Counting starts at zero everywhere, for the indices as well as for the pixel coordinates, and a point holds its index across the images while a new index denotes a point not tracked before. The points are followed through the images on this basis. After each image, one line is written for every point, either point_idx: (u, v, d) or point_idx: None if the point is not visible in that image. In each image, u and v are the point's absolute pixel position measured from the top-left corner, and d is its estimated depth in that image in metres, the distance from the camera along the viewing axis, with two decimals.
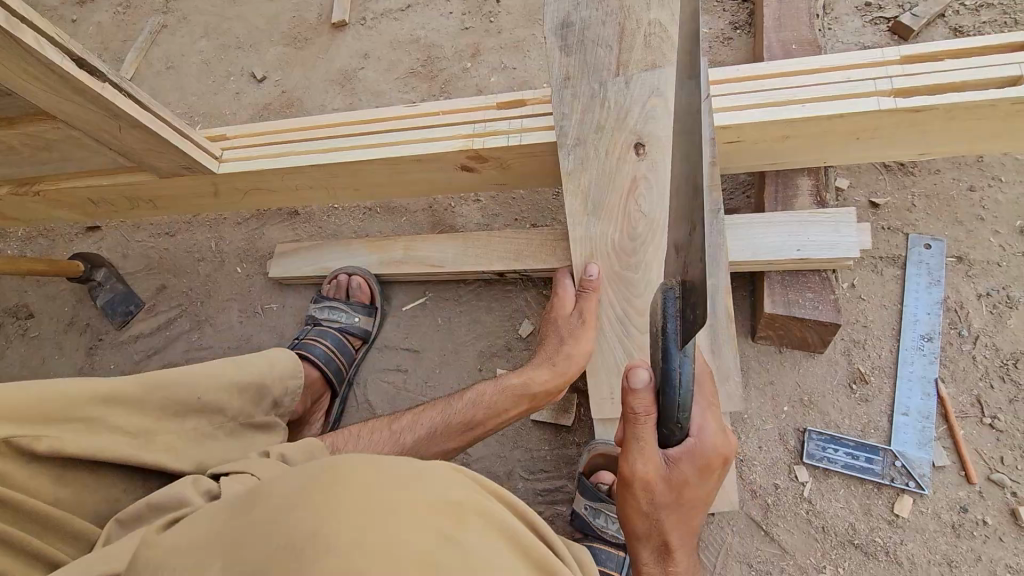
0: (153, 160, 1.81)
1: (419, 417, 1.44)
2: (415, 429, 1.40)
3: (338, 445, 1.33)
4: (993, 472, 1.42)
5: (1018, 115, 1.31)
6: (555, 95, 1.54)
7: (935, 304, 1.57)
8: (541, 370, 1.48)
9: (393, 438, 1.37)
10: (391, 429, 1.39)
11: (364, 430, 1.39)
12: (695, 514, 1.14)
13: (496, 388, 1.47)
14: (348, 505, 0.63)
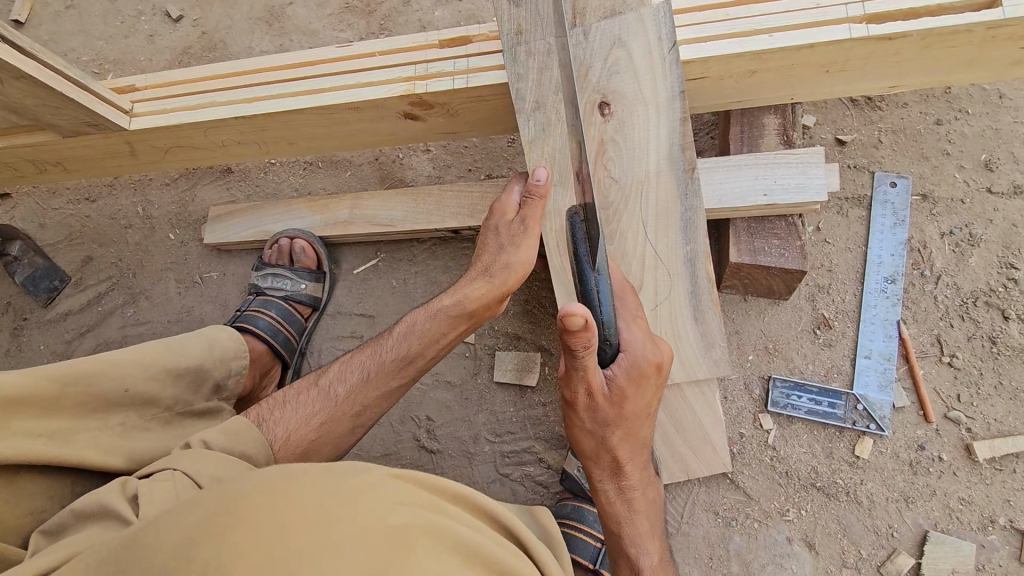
0: (50, 116, 1.59)
1: (345, 364, 1.27)
2: (346, 377, 1.24)
3: (264, 414, 1.17)
4: (949, 410, 1.44)
5: (993, 41, 1.23)
6: (505, 55, 1.32)
7: (899, 245, 1.54)
8: (474, 283, 1.31)
9: (323, 393, 1.22)
10: (317, 384, 1.23)
11: (288, 392, 1.23)
12: (642, 426, 1.18)
13: (426, 312, 1.31)
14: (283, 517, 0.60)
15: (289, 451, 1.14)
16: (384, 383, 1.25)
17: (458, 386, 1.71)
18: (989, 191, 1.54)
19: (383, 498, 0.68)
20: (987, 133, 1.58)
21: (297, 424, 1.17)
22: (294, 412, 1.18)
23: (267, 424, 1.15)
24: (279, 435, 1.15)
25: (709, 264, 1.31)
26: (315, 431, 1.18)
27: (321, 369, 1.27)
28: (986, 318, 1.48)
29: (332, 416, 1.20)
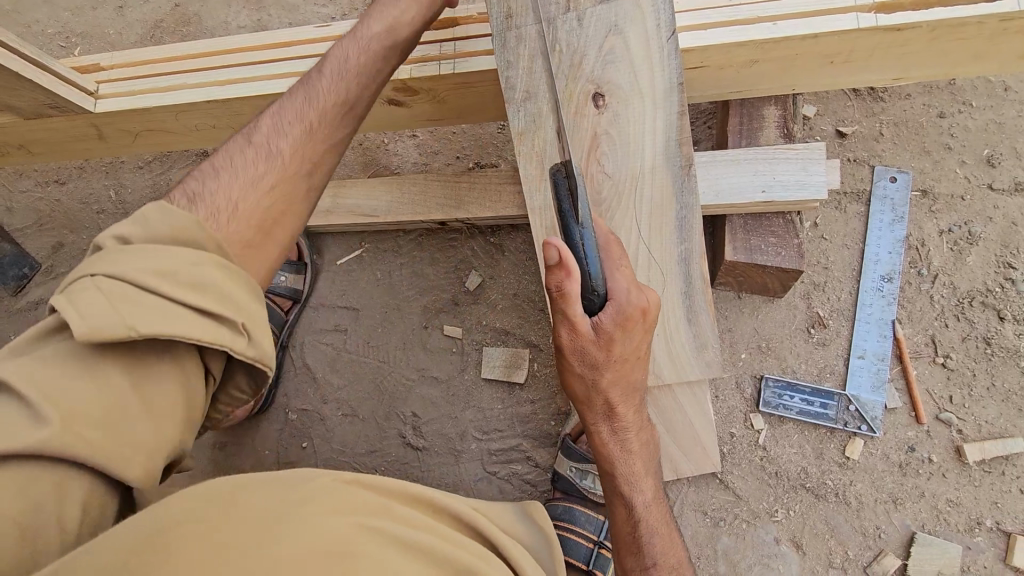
0: (9, 97, 1.50)
1: (286, 102, 0.96)
2: (288, 127, 0.92)
3: (195, 192, 0.84)
4: (941, 411, 1.43)
5: (1004, 33, 1.18)
6: (495, 41, 1.25)
7: (897, 243, 1.51)
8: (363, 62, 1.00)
9: (263, 153, 0.88)
10: (253, 144, 0.90)
11: (212, 166, 0.88)
12: (634, 365, 1.04)
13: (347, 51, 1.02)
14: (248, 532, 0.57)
15: (237, 227, 0.81)
16: (329, 136, 0.94)
17: (445, 382, 1.67)
18: (991, 187, 1.50)
19: (332, 505, 0.65)
20: (991, 127, 1.53)
21: (240, 227, 0.82)
22: (232, 177, 0.85)
23: (200, 201, 0.82)
24: (222, 206, 0.82)
25: (703, 264, 1.27)
26: (264, 200, 0.85)
27: (249, 123, 0.93)
28: (982, 318, 1.45)
29: (283, 180, 0.88)
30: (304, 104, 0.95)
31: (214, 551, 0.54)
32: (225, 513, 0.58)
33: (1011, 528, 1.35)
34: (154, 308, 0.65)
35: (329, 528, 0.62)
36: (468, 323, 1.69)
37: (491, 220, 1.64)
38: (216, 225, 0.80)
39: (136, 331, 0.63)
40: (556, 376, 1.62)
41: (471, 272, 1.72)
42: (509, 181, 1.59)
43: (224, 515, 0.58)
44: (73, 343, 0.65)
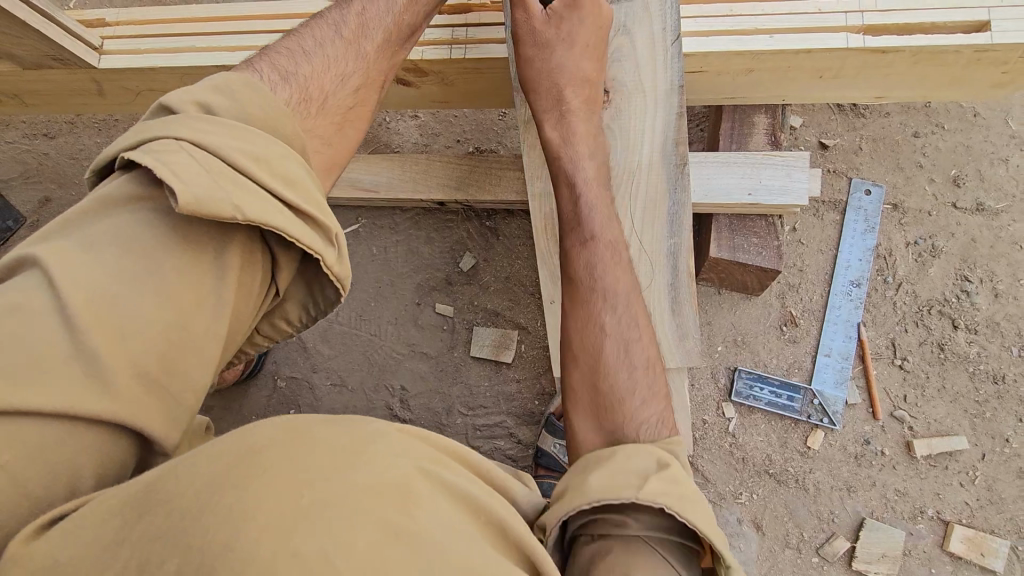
0: (12, 45, 1.49)
1: (367, 6, 1.03)
2: (372, 34, 1.01)
3: (286, 70, 0.90)
4: (896, 409, 1.55)
5: (978, 63, 1.28)
6: (511, 29, 1.31)
7: (867, 251, 1.61)
8: (397, 23, 1.03)
9: (350, 52, 0.98)
10: (341, 39, 0.98)
11: (296, 46, 0.96)
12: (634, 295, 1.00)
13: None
14: (280, 477, 0.51)
15: (325, 119, 0.92)
16: (392, 58, 1.05)
17: (434, 358, 1.73)
18: (955, 206, 1.62)
19: (390, 444, 0.60)
20: (960, 150, 1.65)
21: (327, 119, 0.92)
22: (322, 64, 0.94)
23: (294, 79, 0.90)
24: (313, 92, 0.91)
25: (690, 259, 1.31)
26: (348, 96, 0.96)
27: (333, 17, 1.01)
28: (938, 325, 1.57)
29: (362, 84, 0.99)
30: (383, 15, 1.02)
31: (269, 500, 0.48)
32: (288, 446, 0.54)
33: (949, 517, 1.48)
34: (247, 192, 0.70)
35: (387, 466, 0.57)
36: (460, 303, 1.75)
37: (488, 204, 1.69)
38: (306, 114, 0.89)
39: (241, 213, 0.69)
40: (543, 358, 1.69)
41: (466, 254, 1.77)
42: (509, 167, 1.64)
43: (295, 446, 0.54)
44: (125, 253, 0.68)
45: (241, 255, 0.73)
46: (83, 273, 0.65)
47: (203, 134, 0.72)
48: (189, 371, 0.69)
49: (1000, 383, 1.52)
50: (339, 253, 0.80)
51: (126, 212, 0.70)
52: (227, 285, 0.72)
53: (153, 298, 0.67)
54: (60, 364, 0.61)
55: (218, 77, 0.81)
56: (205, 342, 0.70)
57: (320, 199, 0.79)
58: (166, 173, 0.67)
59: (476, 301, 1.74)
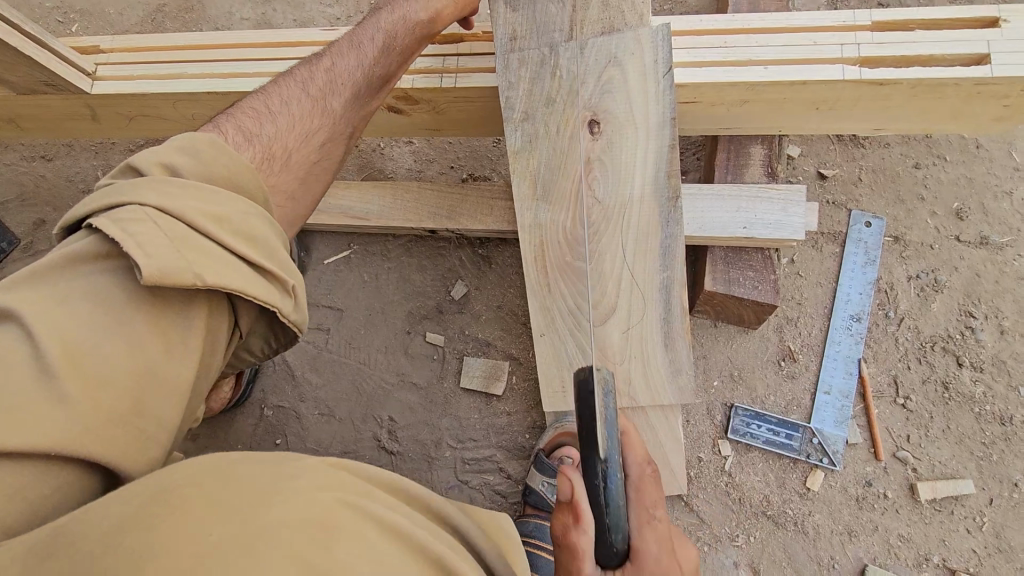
0: (6, 71, 1.49)
1: (337, 61, 1.02)
2: (340, 90, 0.99)
3: (250, 130, 0.89)
4: (899, 450, 1.49)
5: (978, 96, 1.25)
6: (499, 62, 1.30)
7: (868, 285, 1.57)
8: (366, 81, 1.02)
9: (316, 109, 0.96)
10: (309, 96, 0.97)
11: (265, 105, 0.94)
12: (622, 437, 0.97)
13: (352, 48, 1.03)
14: (196, 510, 0.52)
15: (287, 177, 0.90)
16: (362, 109, 1.03)
17: (424, 388, 1.69)
18: (958, 239, 1.58)
19: (318, 478, 0.60)
20: (962, 182, 1.61)
21: (289, 178, 0.91)
22: (288, 122, 0.93)
23: (258, 140, 0.88)
24: (276, 152, 0.89)
25: (684, 293, 1.28)
26: (311, 154, 0.94)
27: (303, 71, 1.00)
28: (942, 363, 1.52)
29: (329, 139, 0.97)
30: (353, 67, 1.01)
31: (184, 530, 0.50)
32: (208, 480, 0.55)
33: (956, 565, 1.41)
34: (212, 261, 0.69)
35: (311, 497, 0.57)
36: (451, 332, 1.72)
37: (480, 233, 1.67)
38: (268, 174, 0.87)
39: (203, 281, 0.68)
40: (533, 390, 1.65)
41: (458, 282, 1.74)
42: (502, 196, 1.62)
43: (224, 483, 0.55)
44: (92, 315, 0.65)
45: (208, 312, 0.72)
46: (55, 328, 0.62)
47: (169, 199, 0.70)
48: (153, 431, 0.66)
49: (1007, 425, 1.47)
50: (297, 301, 0.80)
51: (90, 268, 0.68)
52: (194, 342, 0.70)
53: (126, 354, 0.65)
54: (28, 426, 0.57)
55: (183, 137, 0.79)
56: (170, 401, 0.67)
57: (281, 254, 0.79)
58: (129, 244, 0.66)
59: (466, 330, 1.71)
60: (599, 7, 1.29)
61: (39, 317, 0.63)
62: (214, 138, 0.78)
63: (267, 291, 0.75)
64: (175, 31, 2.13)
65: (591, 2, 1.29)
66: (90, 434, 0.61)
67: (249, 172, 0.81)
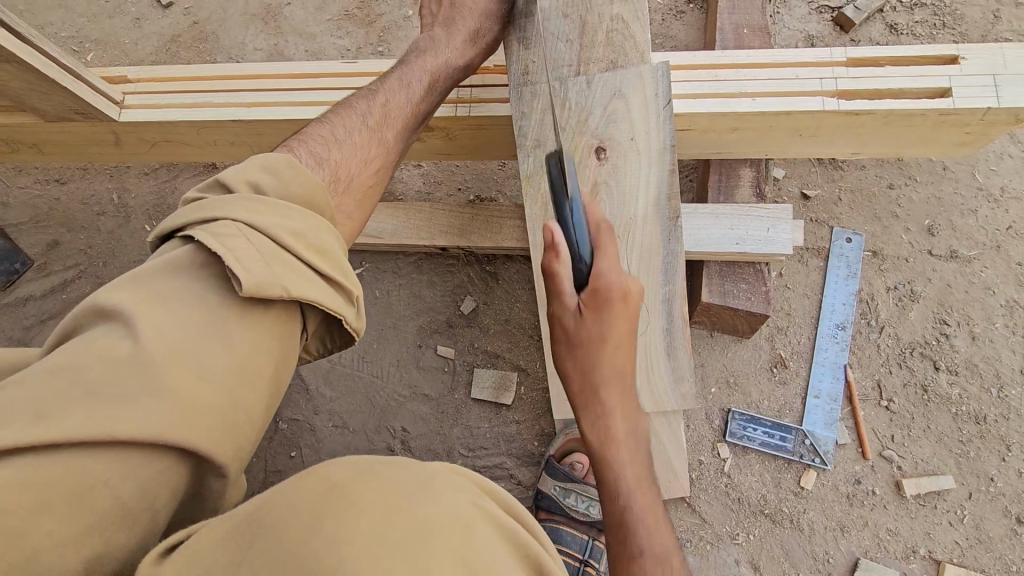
0: (35, 100, 1.56)
1: (389, 97, 1.21)
2: (392, 122, 1.18)
3: (320, 155, 1.02)
4: (885, 449, 1.60)
5: (943, 125, 1.39)
6: (511, 93, 1.40)
7: (851, 295, 1.69)
8: (411, 113, 1.23)
9: (373, 138, 1.13)
10: (367, 127, 1.14)
11: (328, 132, 1.09)
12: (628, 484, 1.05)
13: (400, 85, 1.24)
14: (361, 512, 0.53)
15: (347, 199, 1.04)
16: (406, 140, 1.22)
17: (435, 399, 1.77)
18: (930, 253, 1.71)
19: (453, 489, 0.61)
20: (932, 201, 1.76)
21: (349, 200, 1.05)
22: (352, 147, 1.08)
23: (327, 164, 1.02)
24: (341, 173, 1.04)
25: (683, 305, 1.38)
26: (370, 177, 1.10)
27: (359, 105, 1.17)
28: (920, 367, 1.63)
29: (382, 165, 1.14)
30: (403, 104, 1.22)
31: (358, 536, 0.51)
32: (358, 484, 0.57)
33: (940, 556, 1.51)
34: (297, 275, 0.78)
35: (452, 504, 0.58)
36: (463, 345, 1.80)
37: (489, 250, 1.76)
38: (335, 193, 1.02)
39: (288, 292, 0.76)
40: (542, 399, 1.73)
41: (467, 297, 1.83)
42: (510, 216, 1.72)
43: (361, 484, 0.57)
44: (190, 315, 0.71)
45: (286, 315, 0.80)
46: (155, 324, 0.68)
47: (257, 216, 0.79)
48: (242, 423, 0.71)
49: (982, 424, 1.58)
50: (359, 313, 0.88)
51: (184, 277, 0.75)
52: (273, 340, 0.77)
53: (219, 347, 0.71)
54: (137, 412, 0.62)
55: (262, 157, 0.88)
56: (256, 395, 0.73)
57: (345, 263, 0.87)
58: (227, 255, 0.74)
59: (476, 344, 1.80)
60: (603, 46, 1.38)
61: (140, 317, 0.68)
62: (286, 167, 0.88)
63: (338, 302, 0.83)
64: (189, 60, 2.22)
65: (595, 41, 1.38)
66: (185, 423, 0.64)
67: (321, 189, 0.91)
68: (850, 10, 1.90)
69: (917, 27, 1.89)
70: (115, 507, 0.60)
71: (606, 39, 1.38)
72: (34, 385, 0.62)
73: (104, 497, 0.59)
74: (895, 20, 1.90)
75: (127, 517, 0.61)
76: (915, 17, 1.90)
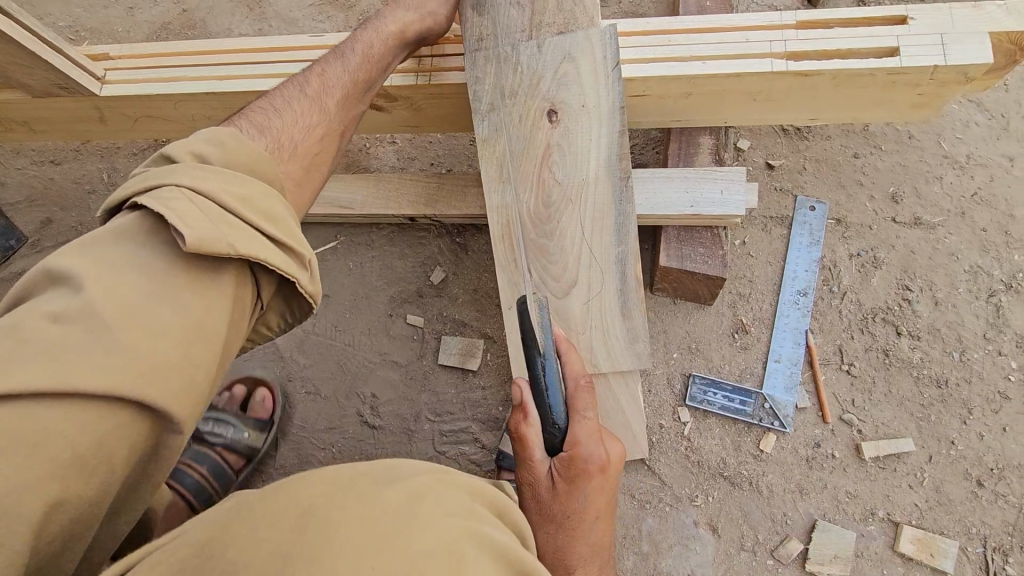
0: (20, 75, 1.64)
1: (327, 69, 1.27)
2: (332, 89, 1.24)
3: (262, 125, 1.09)
4: (844, 413, 1.60)
5: (893, 85, 1.40)
6: (466, 59, 1.43)
7: (813, 262, 1.70)
8: (350, 82, 1.27)
9: (314, 106, 1.19)
10: (308, 96, 1.20)
11: (271, 105, 1.16)
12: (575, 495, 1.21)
13: (336, 58, 1.29)
14: (352, 524, 0.71)
15: (293, 164, 1.09)
16: (351, 110, 1.27)
17: (404, 366, 1.81)
18: (894, 220, 1.72)
19: (436, 499, 0.78)
20: (897, 169, 1.76)
21: (295, 165, 1.09)
22: (291, 117, 1.14)
23: (269, 132, 1.09)
24: (282, 139, 1.10)
25: (637, 264, 1.41)
26: (314, 144, 1.15)
27: (300, 79, 1.24)
28: (882, 332, 1.64)
29: (327, 131, 1.19)
30: (341, 74, 1.27)
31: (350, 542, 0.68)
32: (352, 499, 0.75)
33: (899, 518, 1.51)
34: (240, 233, 0.83)
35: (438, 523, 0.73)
36: (431, 314, 1.84)
37: (457, 220, 1.80)
38: (278, 157, 1.07)
39: (234, 249, 0.82)
40: (508, 365, 1.76)
41: (437, 268, 1.87)
42: (475, 184, 1.75)
43: (353, 500, 0.74)
44: (145, 278, 0.77)
45: (238, 276, 0.85)
46: (106, 288, 0.73)
47: (203, 184, 0.85)
48: (197, 382, 0.76)
49: (943, 388, 1.58)
50: (312, 273, 0.94)
51: (132, 245, 0.80)
52: (226, 299, 0.82)
53: (173, 312, 0.76)
54: (91, 369, 0.68)
55: (206, 132, 0.94)
56: (210, 351, 0.78)
57: (296, 231, 0.94)
58: (172, 216, 0.79)
59: (445, 313, 1.83)
60: (554, 12, 1.42)
61: (89, 281, 0.73)
62: (229, 138, 0.95)
63: (286, 261, 0.89)
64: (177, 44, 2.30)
65: (546, 8, 1.42)
66: (136, 379, 0.70)
67: (264, 158, 0.97)
68: None
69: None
70: (66, 460, 0.65)
71: (557, 5, 1.42)
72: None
73: (55, 453, 0.64)
74: None
75: (82, 463, 0.66)
76: None
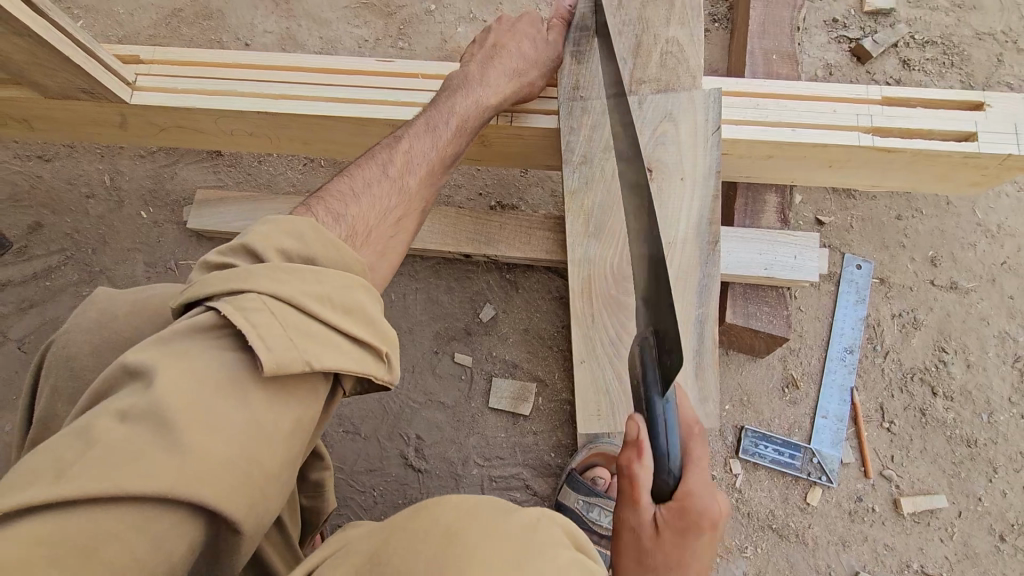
0: (35, 74, 1.44)
1: (412, 144, 1.15)
2: (414, 168, 1.13)
3: (337, 209, 0.98)
4: (885, 468, 1.68)
5: (964, 166, 1.45)
6: (562, 107, 1.39)
7: (859, 321, 1.77)
8: (434, 159, 1.16)
9: (393, 186, 1.08)
10: (387, 175, 1.08)
11: (348, 186, 1.04)
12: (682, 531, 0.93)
13: (425, 129, 1.18)
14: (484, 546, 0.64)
15: (368, 252, 0.99)
16: (431, 187, 1.16)
17: (451, 407, 1.75)
18: (932, 283, 1.80)
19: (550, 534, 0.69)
20: (935, 234, 1.85)
21: (371, 253, 1.00)
22: (369, 198, 1.03)
23: (344, 220, 0.97)
24: (359, 227, 0.99)
25: (715, 328, 1.37)
26: (391, 225, 1.05)
27: (380, 154, 1.12)
28: (920, 392, 1.72)
29: (403, 214, 1.08)
30: (427, 150, 1.16)
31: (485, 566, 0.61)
32: (479, 522, 0.68)
33: (932, 571, 1.60)
34: (320, 346, 0.71)
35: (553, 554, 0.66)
36: (481, 354, 1.78)
37: (512, 259, 1.74)
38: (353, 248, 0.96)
39: (310, 364, 0.69)
40: (561, 410, 1.73)
41: (486, 305, 1.81)
42: (537, 225, 1.71)
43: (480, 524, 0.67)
44: (223, 374, 0.65)
45: (312, 378, 0.72)
46: (171, 381, 0.62)
47: (281, 285, 0.72)
48: (260, 493, 0.64)
49: (973, 446, 1.69)
50: (391, 365, 0.79)
51: (203, 338, 0.68)
52: (295, 401, 0.69)
53: (241, 414, 0.64)
54: (146, 474, 0.56)
55: (289, 218, 0.82)
56: (274, 453, 0.66)
57: (381, 323, 0.80)
58: (247, 330, 0.67)
59: (494, 352, 1.78)
60: (656, 68, 1.40)
61: (158, 373, 0.62)
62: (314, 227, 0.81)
63: (363, 361, 0.76)
64: (192, 37, 2.09)
65: (649, 63, 1.40)
66: (194, 485, 0.58)
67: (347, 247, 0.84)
68: (868, 43, 1.97)
69: (929, 64, 1.98)
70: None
71: (660, 61, 1.40)
72: (53, 449, 0.58)
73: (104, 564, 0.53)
74: (908, 56, 1.98)
75: None
76: (926, 54, 1.98)
